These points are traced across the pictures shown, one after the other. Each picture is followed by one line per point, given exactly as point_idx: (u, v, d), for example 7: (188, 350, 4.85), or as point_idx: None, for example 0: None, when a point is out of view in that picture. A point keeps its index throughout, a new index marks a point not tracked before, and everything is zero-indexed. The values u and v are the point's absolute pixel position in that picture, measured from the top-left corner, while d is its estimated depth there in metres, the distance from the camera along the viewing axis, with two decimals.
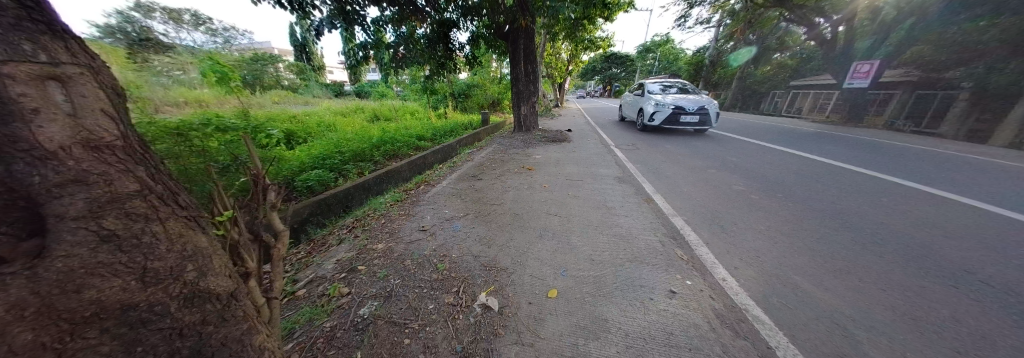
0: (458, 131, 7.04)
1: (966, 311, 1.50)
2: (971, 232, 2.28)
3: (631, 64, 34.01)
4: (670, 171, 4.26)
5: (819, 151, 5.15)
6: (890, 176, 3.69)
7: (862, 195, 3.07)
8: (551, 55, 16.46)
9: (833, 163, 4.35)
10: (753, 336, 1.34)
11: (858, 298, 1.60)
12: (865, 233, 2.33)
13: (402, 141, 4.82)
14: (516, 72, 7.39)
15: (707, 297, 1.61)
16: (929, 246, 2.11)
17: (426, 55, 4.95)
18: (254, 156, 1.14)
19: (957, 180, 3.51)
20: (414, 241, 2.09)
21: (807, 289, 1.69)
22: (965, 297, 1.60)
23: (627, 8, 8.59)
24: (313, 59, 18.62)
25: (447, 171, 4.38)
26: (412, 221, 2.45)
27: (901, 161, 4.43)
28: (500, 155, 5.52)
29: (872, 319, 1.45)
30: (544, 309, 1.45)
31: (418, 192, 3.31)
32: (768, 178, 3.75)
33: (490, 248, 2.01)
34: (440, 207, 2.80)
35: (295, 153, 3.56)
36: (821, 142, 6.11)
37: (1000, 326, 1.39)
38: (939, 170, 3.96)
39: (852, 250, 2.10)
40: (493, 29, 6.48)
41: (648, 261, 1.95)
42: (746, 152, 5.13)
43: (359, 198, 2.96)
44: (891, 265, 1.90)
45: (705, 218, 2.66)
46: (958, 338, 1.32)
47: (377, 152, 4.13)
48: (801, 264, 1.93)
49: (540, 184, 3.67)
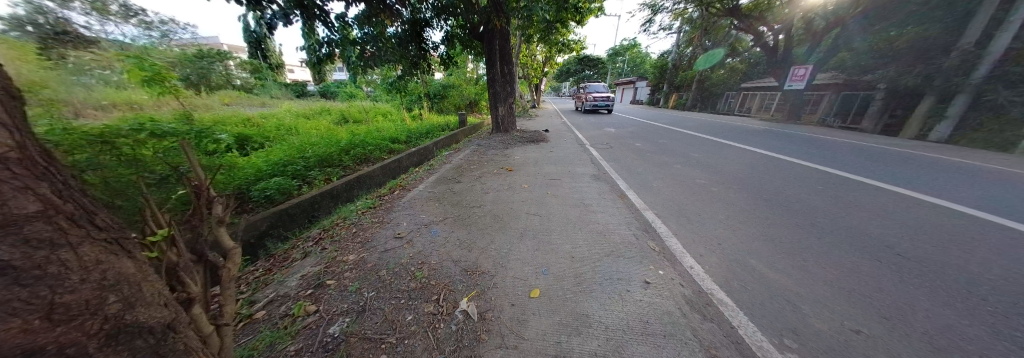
0: (435, 134, 6.89)
1: (885, 280, 1.74)
2: (886, 212, 2.67)
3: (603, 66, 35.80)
4: (641, 168, 4.49)
5: (768, 146, 5.73)
6: (828, 167, 4.18)
7: (803, 183, 3.48)
8: (526, 56, 16.67)
9: (780, 156, 4.85)
10: (718, 318, 1.44)
11: (801, 276, 1.79)
12: (808, 217, 2.62)
13: (374, 144, 4.62)
14: (492, 73, 7.33)
15: (677, 284, 1.71)
16: (857, 226, 2.42)
17: (397, 54, 4.71)
18: (196, 164, 1.02)
19: (881, 170, 4.05)
20: (390, 249, 1.99)
21: (762, 270, 1.86)
22: (884, 268, 1.86)
23: (598, 12, 8.93)
24: (269, 56, 17.16)
25: (423, 174, 4.25)
26: (386, 228, 2.34)
27: (831, 153, 5.08)
28: (478, 156, 5.47)
29: (817, 294, 1.62)
30: (526, 309, 1.44)
31: (393, 198, 3.17)
32: (726, 171, 4.10)
33: (471, 252, 1.97)
34: (417, 212, 2.71)
35: (251, 159, 3.25)
36: (771, 138, 6.80)
37: (911, 291, 1.64)
38: (860, 160, 4.61)
39: (797, 233, 2.35)
40: (467, 29, 6.45)
41: (624, 255, 2.03)
42: (707, 149, 5.59)
43: (326, 206, 2.76)
44: (829, 245, 2.15)
45: (674, 211, 2.84)
46: (883, 305, 1.53)
47: (346, 157, 3.94)
48: (756, 248, 2.13)
49: (519, 185, 3.69)
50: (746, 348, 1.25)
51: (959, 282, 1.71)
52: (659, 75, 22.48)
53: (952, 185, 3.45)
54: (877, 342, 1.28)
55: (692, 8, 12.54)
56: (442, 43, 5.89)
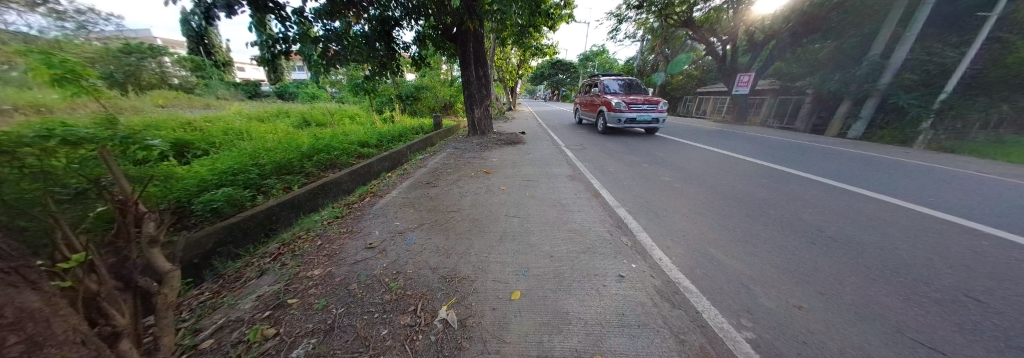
0: (408, 137, 6.67)
1: (818, 260, 2.00)
2: (817, 201, 3.08)
3: (575, 70, 37.24)
4: (613, 167, 4.70)
5: (723, 145, 6.30)
6: (773, 163, 4.69)
7: (752, 178, 3.88)
8: (501, 59, 16.74)
9: (733, 155, 5.36)
10: (685, 304, 1.54)
11: (752, 261, 1.99)
12: (757, 209, 2.92)
13: (340, 149, 4.33)
14: (467, 75, 7.26)
15: (648, 276, 1.81)
16: (797, 214, 2.75)
17: (364, 53, 4.47)
18: (120, 175, 0.88)
19: (814, 164, 4.63)
20: (361, 260, 1.86)
21: (720, 258, 2.04)
22: (817, 250, 2.13)
23: (569, 19, 9.27)
24: (215, 53, 15.46)
25: (396, 179, 4.09)
26: (356, 238, 2.20)
27: (773, 151, 5.73)
28: (454, 159, 5.38)
29: (764, 276, 1.81)
30: (507, 313, 1.42)
31: (363, 206, 2.99)
32: (687, 168, 4.46)
33: (449, 258, 1.92)
34: (390, 219, 2.59)
35: (193, 168, 2.88)
36: (724, 138, 7.50)
37: (838, 269, 1.89)
38: (795, 156, 5.25)
39: (748, 222, 2.61)
40: (440, 30, 6.33)
41: (600, 251, 2.10)
42: (671, 148, 6.02)
43: (286, 216, 2.52)
44: (774, 232, 2.42)
45: (644, 207, 3.02)
46: (816, 282, 1.75)
47: (308, 163, 3.65)
48: (715, 238, 2.33)
49: (497, 187, 3.68)
50: (710, 329, 1.35)
51: (874, 258, 2.01)
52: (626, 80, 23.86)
53: (866, 176, 4.05)
54: (815, 315, 1.46)
55: (652, 18, 13.50)
56: (413, 43, 5.72)
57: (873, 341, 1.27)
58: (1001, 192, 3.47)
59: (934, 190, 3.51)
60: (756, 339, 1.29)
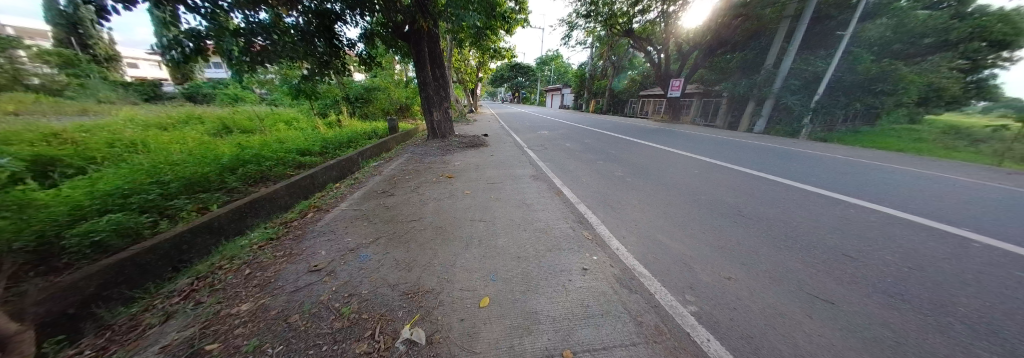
0: (359, 143, 6.15)
1: (739, 236, 2.37)
2: (738, 187, 3.67)
3: (532, 73, 38.56)
4: (572, 165, 4.94)
5: (666, 142, 7.08)
6: (706, 157, 5.41)
7: (689, 170, 4.46)
8: (459, 61, 16.46)
9: (674, 151, 6.03)
10: (641, 290, 1.67)
11: (692, 242, 2.27)
12: (694, 196, 3.34)
13: (273, 161, 3.81)
14: (423, 77, 6.93)
15: (607, 266, 1.93)
16: (724, 199, 3.23)
17: (300, 49, 3.96)
18: None
19: (736, 157, 5.46)
20: (304, 286, 1.63)
21: (666, 242, 2.28)
22: (739, 228, 2.53)
23: (524, 23, 9.57)
24: (92, 45, 12.39)
25: (346, 190, 3.72)
26: (296, 262, 1.92)
27: (701, 146, 6.64)
28: (413, 165, 5.11)
29: (701, 254, 2.08)
30: (476, 322, 1.37)
31: (305, 223, 2.65)
32: (637, 164, 4.90)
33: (412, 271, 1.80)
34: (339, 236, 2.33)
35: (57, 192, 2.24)
36: (665, 136, 8.43)
37: (755, 242, 2.26)
38: (718, 150, 6.15)
39: (688, 209, 2.97)
40: (389, 28, 5.98)
41: (564, 247, 2.18)
42: (621, 146, 6.59)
43: (203, 243, 2.10)
44: (707, 215, 2.80)
45: (601, 201, 3.23)
46: (738, 254, 2.07)
47: (231, 177, 3.12)
48: (662, 225, 2.60)
49: (460, 192, 3.60)
50: (662, 308, 1.49)
51: (778, 230, 2.47)
52: (579, 83, 25.49)
53: (770, 164, 4.92)
54: (740, 284, 1.71)
55: (599, 27, 14.67)
56: (360, 41, 5.30)
57: (782, 300, 1.55)
58: (855, 173, 4.51)
59: (814, 173, 4.42)
60: (700, 312, 1.46)
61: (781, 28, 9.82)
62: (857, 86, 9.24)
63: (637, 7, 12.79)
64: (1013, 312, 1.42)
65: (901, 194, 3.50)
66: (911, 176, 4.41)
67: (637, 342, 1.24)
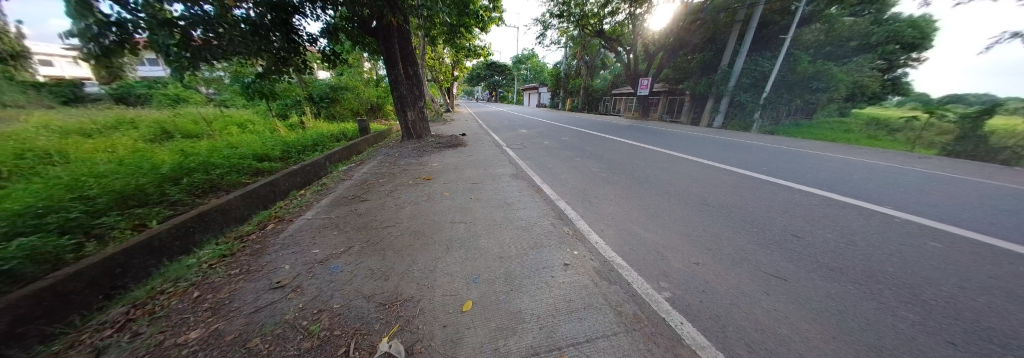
0: (326, 146, 5.76)
1: (706, 223, 2.54)
2: (703, 178, 3.94)
3: (509, 72, 38.67)
4: (551, 163, 5.01)
5: (638, 138, 7.41)
6: (674, 151, 5.74)
7: (660, 164, 4.71)
8: (433, 59, 16.02)
9: (646, 146, 6.32)
10: (620, 280, 1.72)
11: (665, 232, 2.39)
12: (665, 188, 3.53)
13: (225, 170, 3.44)
14: (395, 75, 6.62)
15: (588, 260, 1.97)
16: (691, 190, 3.45)
17: (251, 44, 3.59)
18: None
19: (701, 150, 5.86)
20: (266, 306, 1.48)
21: (641, 233, 2.38)
22: (705, 215, 2.72)
23: (498, 21, 9.53)
24: None
25: (311, 197, 3.46)
26: (255, 280, 1.75)
27: (670, 141, 7.05)
28: (387, 168, 4.89)
29: (673, 242, 2.20)
30: (460, 327, 1.32)
31: (265, 237, 2.42)
32: (612, 160, 5.08)
33: (389, 280, 1.71)
34: (306, 248, 2.15)
35: None
36: (637, 132, 8.84)
37: (719, 228, 2.43)
38: (685, 144, 6.54)
39: (660, 201, 3.13)
40: (355, 23, 5.64)
41: (545, 244, 2.20)
42: (597, 142, 6.80)
43: (141, 265, 1.84)
44: (677, 206, 2.97)
45: (580, 197, 3.30)
46: (705, 240, 2.21)
47: (172, 188, 2.76)
48: (637, 217, 2.71)
49: (439, 193, 3.50)
50: (639, 297, 1.55)
51: (738, 215, 2.69)
52: (555, 82, 25.99)
53: (730, 156, 5.33)
54: (708, 268, 1.83)
55: (572, 27, 15.03)
56: (321, 36, 4.95)
57: (744, 280, 1.68)
58: (800, 161, 5.06)
59: (768, 163, 4.85)
60: (673, 297, 1.54)
61: (734, 31, 10.69)
62: (798, 83, 10.34)
63: (607, 8, 13.24)
64: (925, 276, 1.66)
65: (838, 178, 3.95)
66: (843, 162, 5.04)
67: (617, 332, 1.27)
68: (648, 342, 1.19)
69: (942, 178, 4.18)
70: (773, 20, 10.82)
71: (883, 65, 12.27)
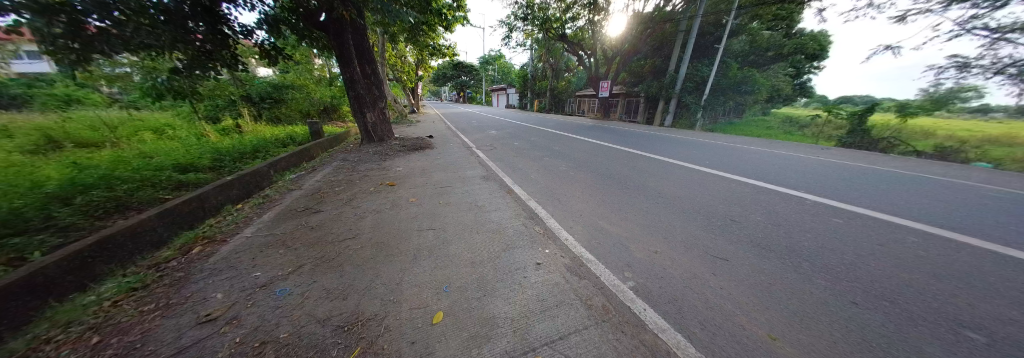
0: (269, 152, 5.15)
1: (661, 214, 2.78)
2: (658, 172, 4.29)
3: (476, 73, 38.34)
4: (520, 163, 5.05)
5: (602, 138, 7.78)
6: (634, 150, 6.12)
7: (622, 161, 5.03)
8: (394, 57, 15.22)
9: (609, 145, 6.66)
10: (589, 275, 1.79)
11: (626, 224, 2.55)
12: (626, 184, 3.76)
13: (136, 186, 2.88)
14: (350, 73, 6.13)
15: (558, 257, 2.01)
16: (650, 184, 3.73)
17: (165, 36, 3.02)
18: None
19: (657, 148, 6.32)
20: (191, 345, 1.25)
21: (605, 227, 2.51)
22: (661, 207, 2.96)
23: (463, 21, 9.39)
24: None
25: (250, 212, 3.04)
26: (176, 314, 1.47)
27: (629, 140, 7.53)
28: (344, 174, 4.51)
29: (633, 234, 2.35)
30: (430, 339, 1.26)
31: (190, 262, 2.05)
32: (578, 158, 5.28)
33: (348, 298, 1.57)
34: (245, 272, 1.88)
35: None
36: (600, 132, 9.31)
37: (673, 218, 2.66)
38: (643, 143, 7.04)
39: (622, 196, 3.33)
40: (301, 15, 5.11)
41: (517, 245, 2.20)
42: (564, 142, 7.04)
43: (18, 308, 1.41)
44: (637, 200, 3.19)
45: (549, 196, 3.37)
46: (661, 230, 2.41)
47: (61, 210, 2.22)
48: (601, 212, 2.86)
49: (404, 199, 3.33)
50: (607, 289, 1.62)
51: (689, 206, 2.97)
52: (522, 84, 26.44)
53: (681, 153, 5.85)
54: (664, 255, 1.99)
55: (536, 30, 15.41)
56: (259, 28, 4.39)
57: (694, 263, 1.86)
58: (733, 155, 5.79)
59: (712, 158, 5.42)
60: (636, 286, 1.64)
61: (679, 40, 11.90)
62: (731, 87, 11.86)
63: (568, 14, 13.84)
64: (831, 248, 2.00)
65: (767, 170, 4.55)
66: (768, 155, 5.85)
67: (588, 325, 1.31)
68: (616, 332, 1.25)
69: (838, 165, 5.09)
70: (709, 31, 12.26)
71: (792, 72, 14.67)
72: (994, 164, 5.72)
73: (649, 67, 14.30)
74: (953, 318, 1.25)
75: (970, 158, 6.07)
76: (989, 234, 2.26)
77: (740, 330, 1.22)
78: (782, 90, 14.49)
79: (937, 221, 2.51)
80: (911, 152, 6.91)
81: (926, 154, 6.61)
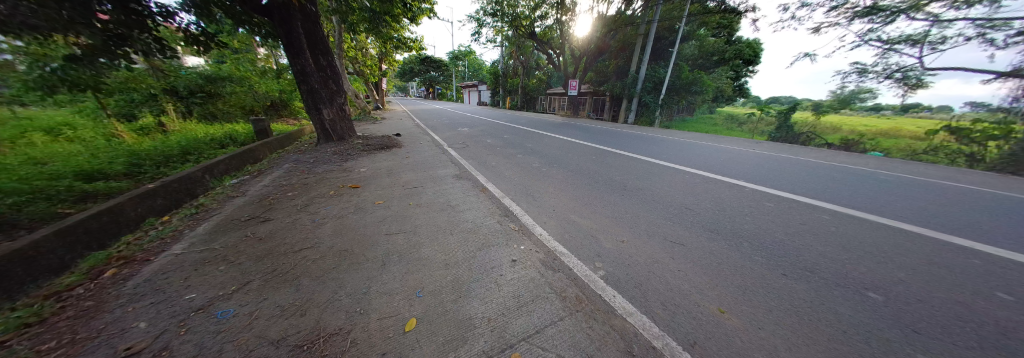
0: (203, 154, 4.49)
1: (628, 205, 2.94)
2: (624, 167, 4.54)
3: (445, 69, 37.21)
4: (493, 161, 5.02)
5: (571, 135, 8.00)
6: (602, 146, 6.38)
7: (591, 157, 5.24)
8: (353, 49, 14.11)
9: (578, 142, 6.87)
10: (563, 268, 1.83)
11: (596, 217, 2.66)
12: (595, 178, 3.92)
13: (17, 198, 2.31)
14: (301, 65, 5.55)
15: (533, 253, 2.03)
16: (617, 178, 3.93)
17: (59, 17, 2.47)
18: None
19: (622, 144, 6.67)
20: None
21: (577, 220, 2.59)
22: (628, 199, 3.14)
23: (429, 13, 9.01)
24: None
25: (181, 225, 2.62)
26: (82, 351, 1.21)
27: (596, 136, 7.86)
28: (297, 178, 4.08)
29: (603, 226, 2.45)
30: (403, 347, 1.19)
31: (102, 288, 1.71)
32: (551, 155, 5.39)
33: (306, 314, 1.42)
34: (175, 295, 1.61)
35: None
36: (569, 129, 9.58)
37: (638, 209, 2.84)
38: (609, 139, 7.39)
39: (592, 189, 3.46)
40: None
41: (492, 243, 2.18)
42: (536, 139, 7.14)
43: None
44: (606, 193, 3.33)
45: (523, 192, 3.39)
46: (627, 221, 2.55)
47: None
48: (573, 206, 2.94)
49: (370, 202, 3.13)
50: (580, 280, 1.67)
51: (652, 197, 3.18)
52: (493, 81, 26.23)
53: (644, 148, 6.25)
54: (631, 244, 2.10)
55: (506, 27, 15.35)
56: (183, 9, 3.74)
57: (657, 249, 1.99)
58: (686, 149, 6.33)
59: (670, 152, 5.86)
60: (606, 275, 1.71)
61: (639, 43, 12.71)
62: (685, 87, 12.97)
63: (537, 12, 13.98)
64: (768, 229, 2.28)
65: (716, 162, 5.04)
66: (715, 149, 6.50)
67: (563, 317, 1.34)
68: (589, 320, 1.30)
69: (771, 157, 5.80)
70: (664, 36, 13.28)
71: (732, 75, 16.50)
72: (883, 153, 6.98)
73: (614, 67, 15.03)
74: (857, 282, 1.50)
75: (867, 149, 7.35)
76: (882, 211, 2.75)
77: (695, 307, 1.34)
78: (725, 91, 16.20)
79: (846, 202, 2.99)
80: (825, 144, 8.16)
81: (835, 146, 7.86)
